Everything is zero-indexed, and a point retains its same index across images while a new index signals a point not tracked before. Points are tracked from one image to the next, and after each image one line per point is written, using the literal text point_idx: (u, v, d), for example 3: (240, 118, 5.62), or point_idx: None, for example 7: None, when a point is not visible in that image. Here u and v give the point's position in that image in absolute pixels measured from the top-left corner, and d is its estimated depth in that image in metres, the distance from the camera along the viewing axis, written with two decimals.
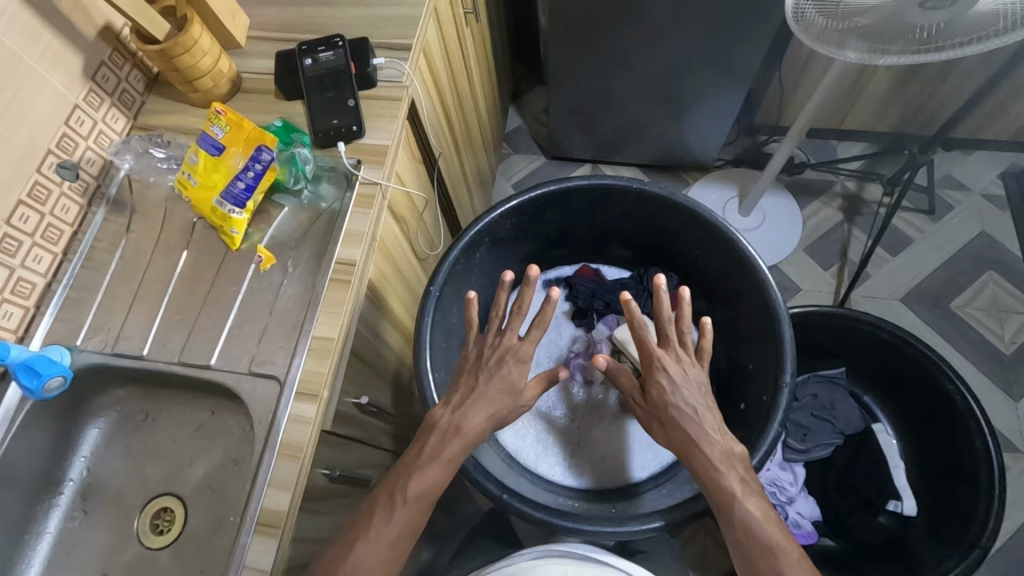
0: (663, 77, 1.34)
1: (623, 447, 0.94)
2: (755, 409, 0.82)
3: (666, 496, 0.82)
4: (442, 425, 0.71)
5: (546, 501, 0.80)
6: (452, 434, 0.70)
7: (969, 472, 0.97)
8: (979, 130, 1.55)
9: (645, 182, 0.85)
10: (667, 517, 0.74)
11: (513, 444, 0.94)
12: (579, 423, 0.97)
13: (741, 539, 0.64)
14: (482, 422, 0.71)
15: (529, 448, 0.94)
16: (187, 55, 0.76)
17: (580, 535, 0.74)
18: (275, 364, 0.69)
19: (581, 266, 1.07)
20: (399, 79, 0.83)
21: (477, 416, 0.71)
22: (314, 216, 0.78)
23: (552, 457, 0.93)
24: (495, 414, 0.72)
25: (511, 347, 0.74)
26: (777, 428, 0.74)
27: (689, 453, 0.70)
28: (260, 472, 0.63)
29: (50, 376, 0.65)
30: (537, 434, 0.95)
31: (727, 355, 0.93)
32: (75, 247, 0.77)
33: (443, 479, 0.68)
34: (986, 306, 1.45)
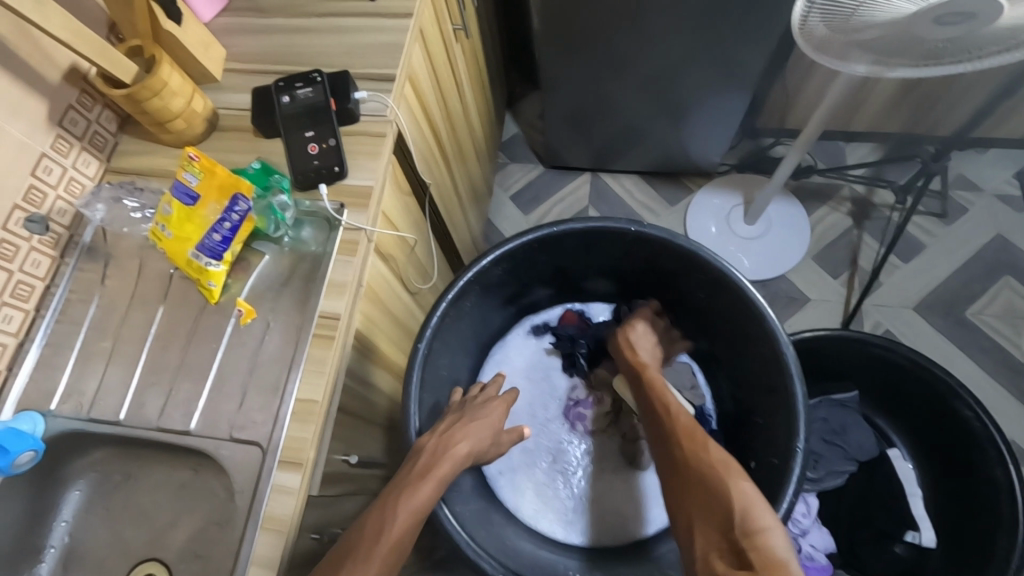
0: (662, 85, 1.29)
1: (627, 503, 0.92)
2: (765, 472, 0.78)
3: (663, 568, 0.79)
4: (429, 448, 0.71)
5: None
6: (407, 496, 0.64)
7: (990, 502, 0.92)
8: (994, 129, 1.49)
9: (643, 223, 0.81)
10: None
11: (512, 500, 0.92)
12: (582, 475, 0.94)
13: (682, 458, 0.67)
14: (432, 491, 0.66)
15: (525, 501, 0.92)
16: (156, 98, 0.72)
17: None
18: (256, 429, 0.65)
19: (564, 311, 1.03)
20: (382, 113, 0.78)
21: (437, 472, 0.68)
22: (297, 261, 0.74)
23: (553, 513, 0.91)
24: (475, 448, 0.75)
25: (491, 398, 0.83)
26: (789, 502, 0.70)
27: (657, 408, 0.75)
28: (242, 549, 0.60)
29: (20, 453, 0.63)
30: (535, 487, 0.93)
31: (734, 399, 0.91)
32: (47, 303, 0.74)
33: (395, 554, 0.60)
34: (1002, 313, 1.40)
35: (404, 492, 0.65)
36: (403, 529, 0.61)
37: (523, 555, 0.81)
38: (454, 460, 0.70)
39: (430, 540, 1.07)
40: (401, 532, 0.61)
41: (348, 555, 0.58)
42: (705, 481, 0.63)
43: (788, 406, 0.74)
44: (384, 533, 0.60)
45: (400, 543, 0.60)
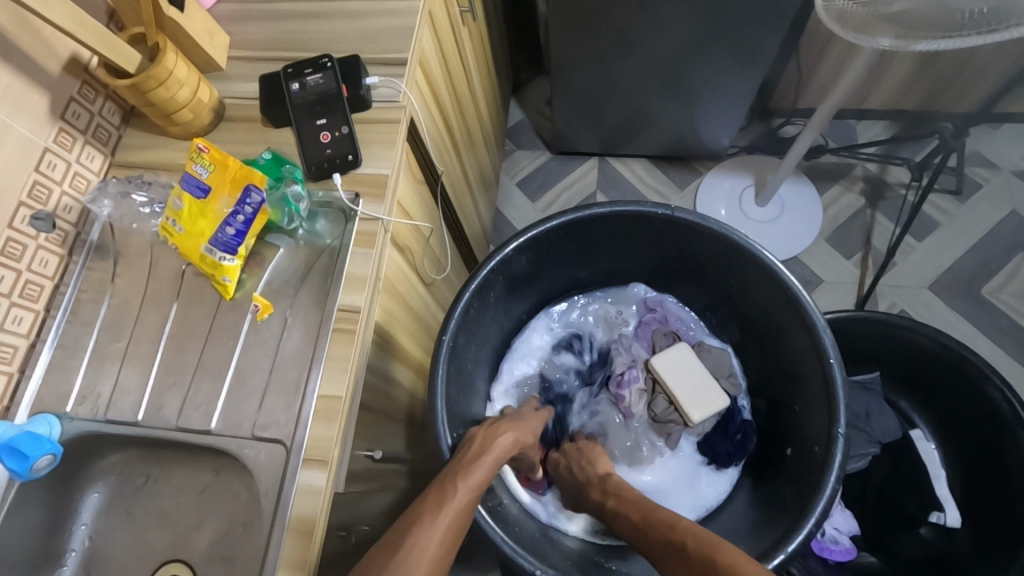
0: (673, 66, 1.26)
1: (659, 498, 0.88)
2: (806, 461, 0.77)
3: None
4: (480, 438, 0.73)
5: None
6: (466, 471, 0.66)
7: (1018, 485, 0.92)
8: (1009, 104, 1.46)
9: (672, 208, 0.79)
10: None
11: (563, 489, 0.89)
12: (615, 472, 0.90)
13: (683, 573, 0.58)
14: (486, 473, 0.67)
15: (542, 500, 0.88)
16: (162, 88, 0.69)
17: None
18: (279, 428, 0.64)
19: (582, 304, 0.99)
20: (395, 99, 0.75)
21: (493, 456, 0.70)
22: (313, 255, 0.72)
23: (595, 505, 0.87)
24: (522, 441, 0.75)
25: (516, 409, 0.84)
26: (831, 491, 0.69)
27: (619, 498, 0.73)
28: (269, 551, 0.58)
29: (38, 457, 0.61)
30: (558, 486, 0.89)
31: (766, 392, 0.89)
32: (57, 303, 0.72)
33: (458, 526, 0.62)
34: (1018, 291, 1.38)
35: (464, 469, 0.67)
36: (463, 503, 0.63)
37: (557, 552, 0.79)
38: (504, 448, 0.72)
39: None
40: (460, 509, 0.62)
41: (412, 529, 0.59)
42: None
43: (828, 393, 0.73)
44: (444, 511, 0.61)
45: (460, 519, 0.62)
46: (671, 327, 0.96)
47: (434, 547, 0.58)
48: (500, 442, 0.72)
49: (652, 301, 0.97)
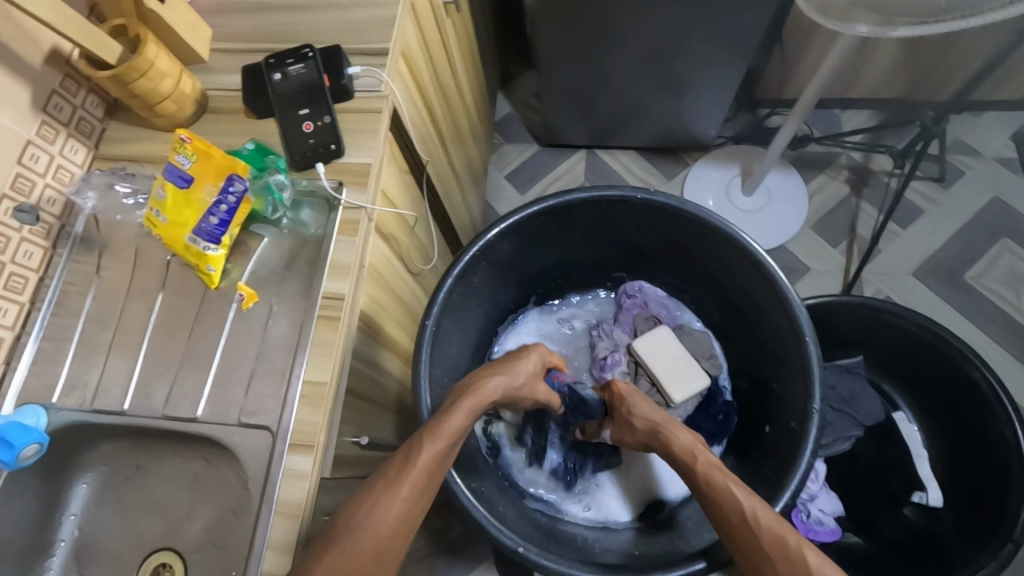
0: (657, 57, 1.26)
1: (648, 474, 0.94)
2: (784, 437, 0.78)
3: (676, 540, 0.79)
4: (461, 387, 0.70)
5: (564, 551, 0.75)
6: (439, 423, 0.65)
7: (999, 462, 0.93)
8: (991, 92, 1.47)
9: (651, 191, 0.80)
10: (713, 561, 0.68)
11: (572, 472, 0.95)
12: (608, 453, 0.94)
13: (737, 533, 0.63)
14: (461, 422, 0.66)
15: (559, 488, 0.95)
16: (144, 79, 0.70)
17: None
18: (266, 414, 0.64)
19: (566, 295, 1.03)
20: (377, 89, 0.76)
21: (467, 406, 0.67)
22: (298, 244, 0.73)
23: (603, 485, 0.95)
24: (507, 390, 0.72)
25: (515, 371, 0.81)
26: (807, 462, 0.70)
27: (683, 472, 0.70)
28: (257, 534, 0.59)
29: (25, 446, 0.62)
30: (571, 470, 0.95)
31: (748, 374, 0.90)
32: (43, 295, 0.72)
33: (424, 482, 0.61)
34: (1002, 276, 1.40)
35: (437, 421, 0.65)
36: (431, 458, 0.62)
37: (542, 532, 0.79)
38: (485, 398, 0.69)
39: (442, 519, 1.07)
40: (427, 465, 0.62)
41: (378, 486, 0.59)
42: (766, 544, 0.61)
43: (804, 369, 0.74)
44: (410, 468, 0.61)
45: (427, 475, 0.61)
46: (651, 311, 0.97)
47: (398, 507, 0.58)
48: (477, 393, 0.69)
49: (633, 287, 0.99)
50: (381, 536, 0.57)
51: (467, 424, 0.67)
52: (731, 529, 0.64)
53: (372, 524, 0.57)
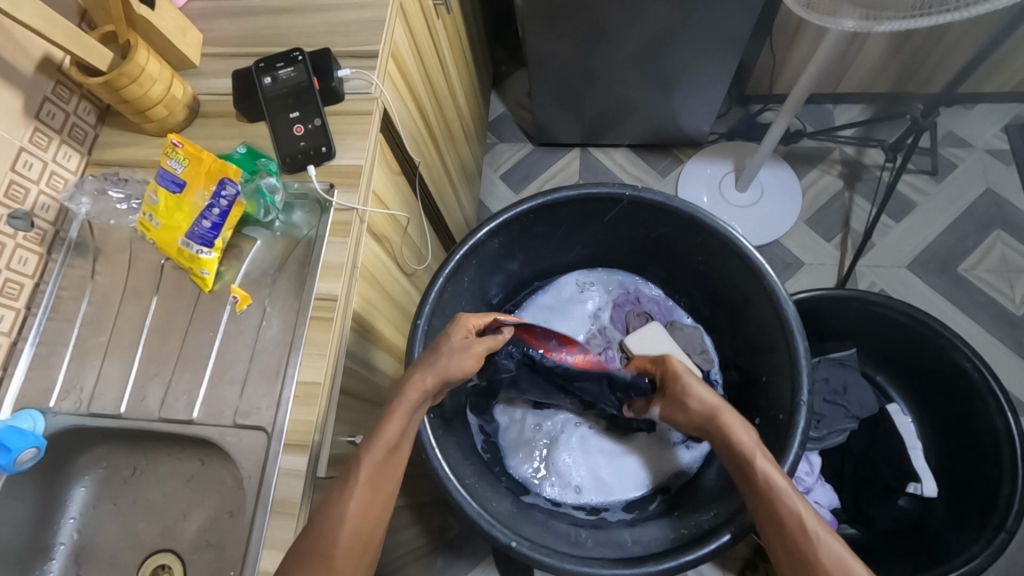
0: (649, 55, 1.27)
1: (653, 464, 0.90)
2: (771, 427, 0.78)
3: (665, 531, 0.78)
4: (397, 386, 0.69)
5: (557, 544, 0.74)
6: (376, 431, 0.64)
7: (990, 452, 0.94)
8: (980, 84, 1.48)
9: (638, 188, 0.81)
10: (736, 531, 0.68)
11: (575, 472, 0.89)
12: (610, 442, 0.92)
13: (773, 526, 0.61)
14: (401, 421, 0.65)
15: (577, 484, 0.88)
16: (135, 84, 0.70)
17: None
18: (260, 415, 0.65)
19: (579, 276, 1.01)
20: (367, 91, 0.76)
21: (402, 407, 0.66)
22: (290, 246, 0.74)
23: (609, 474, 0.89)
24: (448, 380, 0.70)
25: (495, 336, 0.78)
26: (796, 448, 0.71)
27: (740, 466, 0.66)
28: (253, 533, 0.60)
29: (22, 450, 0.62)
30: (579, 460, 0.90)
31: (737, 366, 0.91)
32: (38, 300, 0.72)
33: (372, 498, 0.60)
34: (994, 267, 1.40)
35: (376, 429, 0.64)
36: (372, 469, 0.61)
37: (533, 524, 0.78)
38: (420, 391, 0.67)
39: (440, 518, 1.08)
40: (369, 478, 0.61)
41: (322, 512, 0.58)
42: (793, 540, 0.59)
43: (791, 361, 0.75)
44: (352, 486, 0.59)
45: (373, 485, 0.60)
46: (643, 307, 0.97)
47: (350, 524, 0.58)
48: (408, 389, 0.67)
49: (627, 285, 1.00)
50: (335, 561, 0.56)
51: (405, 429, 0.66)
52: (788, 535, 0.60)
53: (322, 550, 0.55)
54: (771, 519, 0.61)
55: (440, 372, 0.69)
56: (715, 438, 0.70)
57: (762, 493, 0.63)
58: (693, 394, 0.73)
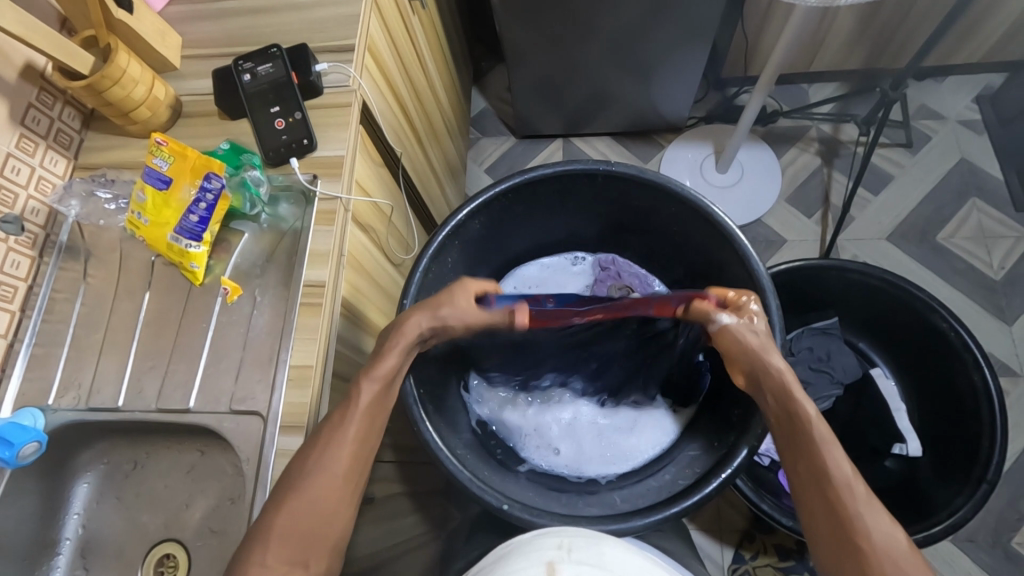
0: (623, 44, 1.29)
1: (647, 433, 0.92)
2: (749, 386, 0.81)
3: (652, 491, 0.81)
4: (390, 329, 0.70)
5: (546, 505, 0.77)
6: (372, 364, 0.66)
7: (971, 406, 0.97)
8: (950, 56, 1.49)
9: (610, 163, 0.84)
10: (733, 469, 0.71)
11: (574, 447, 0.91)
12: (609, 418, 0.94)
13: (814, 485, 0.59)
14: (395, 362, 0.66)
15: (554, 441, 0.92)
16: (118, 86, 0.72)
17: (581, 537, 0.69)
18: (255, 401, 0.67)
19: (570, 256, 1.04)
20: (345, 84, 0.78)
21: (399, 347, 0.68)
22: (277, 238, 0.76)
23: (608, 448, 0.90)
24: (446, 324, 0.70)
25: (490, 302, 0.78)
26: None
27: (794, 432, 0.63)
28: (255, 513, 0.62)
29: (24, 444, 0.64)
30: (557, 422, 0.94)
31: None
32: (32, 303, 0.74)
33: (367, 428, 0.63)
34: (971, 234, 1.41)
35: (370, 363, 0.66)
36: (369, 401, 0.63)
37: (527, 491, 0.81)
38: (414, 335, 0.68)
39: (441, 505, 1.09)
40: (367, 407, 0.63)
41: (323, 436, 0.60)
42: (834, 500, 0.58)
43: None
44: (352, 414, 0.62)
45: (370, 415, 0.63)
46: (625, 282, 0.99)
47: (346, 451, 0.60)
48: (405, 330, 0.68)
49: (606, 260, 1.02)
50: (334, 481, 0.59)
51: (400, 364, 0.67)
52: (832, 500, 0.58)
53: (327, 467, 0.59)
54: (816, 491, 0.59)
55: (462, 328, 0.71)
56: (767, 399, 0.66)
57: (809, 452, 0.61)
58: (755, 323, 0.69)
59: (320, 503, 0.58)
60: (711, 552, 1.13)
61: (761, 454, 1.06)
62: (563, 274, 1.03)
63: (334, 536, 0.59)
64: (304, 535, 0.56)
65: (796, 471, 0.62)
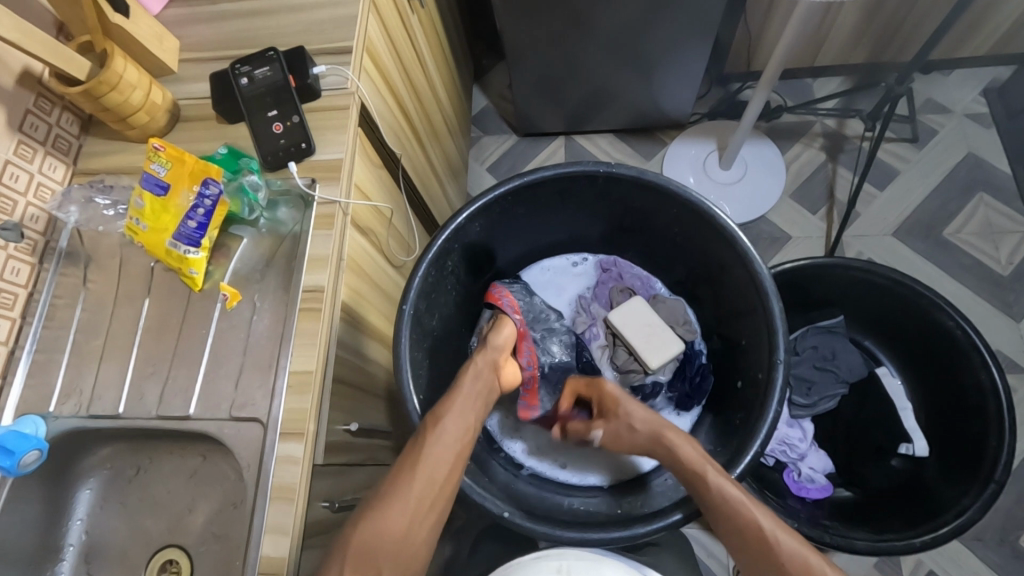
0: (624, 41, 1.28)
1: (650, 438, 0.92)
2: (752, 389, 0.81)
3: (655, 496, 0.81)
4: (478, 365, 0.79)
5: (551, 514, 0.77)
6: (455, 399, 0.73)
7: (978, 406, 0.96)
8: (956, 49, 1.47)
9: (611, 164, 0.83)
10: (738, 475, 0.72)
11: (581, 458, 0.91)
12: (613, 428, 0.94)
13: (737, 536, 0.67)
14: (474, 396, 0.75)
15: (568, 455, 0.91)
16: (115, 92, 0.72)
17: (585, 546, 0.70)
18: (255, 407, 0.67)
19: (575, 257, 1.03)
20: (343, 86, 0.78)
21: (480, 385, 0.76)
22: (277, 242, 0.76)
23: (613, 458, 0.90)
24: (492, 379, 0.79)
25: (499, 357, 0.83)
26: (777, 407, 0.74)
27: (705, 488, 0.69)
28: (255, 519, 0.62)
29: (25, 452, 0.64)
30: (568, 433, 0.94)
31: (719, 334, 0.93)
32: (33, 309, 0.74)
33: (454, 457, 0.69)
34: (979, 230, 1.39)
35: (454, 398, 0.74)
36: (450, 432, 0.70)
37: (529, 500, 0.81)
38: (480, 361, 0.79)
39: (445, 506, 1.09)
40: (451, 438, 0.70)
41: (407, 462, 0.67)
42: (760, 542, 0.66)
43: (767, 322, 0.77)
44: (434, 442, 0.68)
45: (453, 445, 0.69)
46: (626, 284, 1.00)
47: (426, 476, 0.66)
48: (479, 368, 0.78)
49: (608, 261, 1.02)
50: (416, 503, 0.65)
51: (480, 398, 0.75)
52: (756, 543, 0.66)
53: (407, 482, 0.66)
54: (740, 536, 0.67)
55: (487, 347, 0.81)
56: (663, 458, 0.76)
57: (722, 506, 0.68)
58: (629, 419, 0.79)
59: (395, 520, 0.63)
60: (715, 550, 1.12)
61: (767, 453, 1.05)
62: (567, 276, 1.04)
63: (408, 553, 0.63)
64: (374, 554, 0.61)
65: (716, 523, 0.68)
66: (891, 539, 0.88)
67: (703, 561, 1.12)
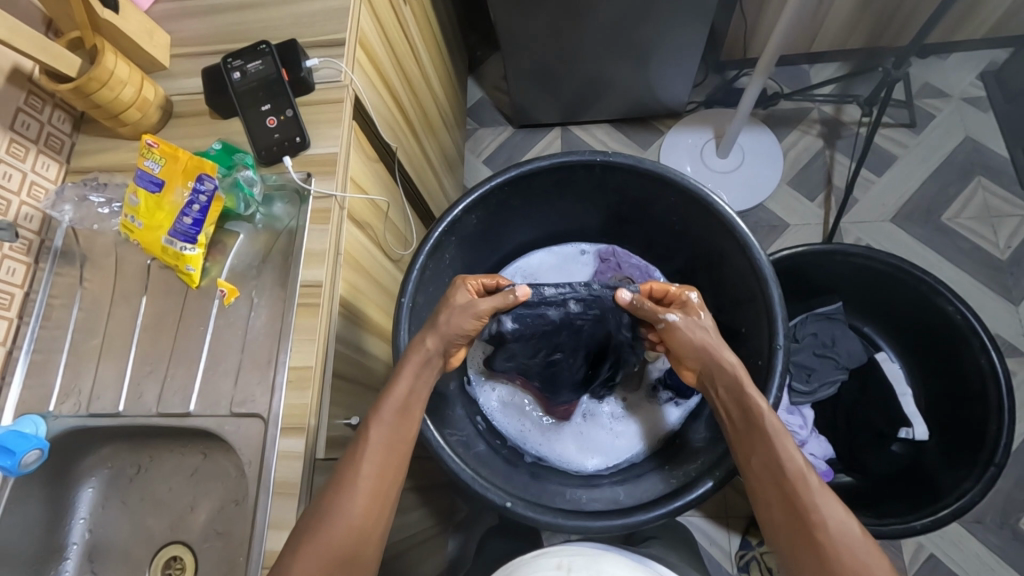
0: (618, 30, 1.27)
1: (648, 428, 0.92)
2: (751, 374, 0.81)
3: (654, 484, 0.81)
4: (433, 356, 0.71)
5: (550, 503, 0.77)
6: (385, 397, 0.68)
7: (978, 390, 0.96)
8: (954, 33, 1.46)
9: (608, 153, 0.82)
10: (729, 467, 0.71)
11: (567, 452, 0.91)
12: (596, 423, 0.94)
13: (795, 529, 0.60)
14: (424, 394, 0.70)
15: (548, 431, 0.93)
16: (105, 89, 0.71)
17: (587, 534, 0.70)
18: (255, 403, 0.66)
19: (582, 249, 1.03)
20: (337, 79, 0.77)
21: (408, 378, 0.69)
22: (272, 238, 0.75)
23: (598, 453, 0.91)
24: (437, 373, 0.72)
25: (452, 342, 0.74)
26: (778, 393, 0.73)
27: (774, 474, 0.63)
28: (258, 515, 0.62)
29: (25, 452, 0.64)
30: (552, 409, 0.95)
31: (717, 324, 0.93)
32: (29, 310, 0.74)
33: (382, 476, 0.64)
34: (976, 214, 1.39)
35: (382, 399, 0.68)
36: (380, 441, 0.65)
37: (529, 487, 0.82)
38: (424, 353, 0.71)
39: (447, 499, 1.09)
40: (381, 444, 0.65)
41: (338, 475, 0.62)
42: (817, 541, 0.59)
43: (766, 310, 0.77)
44: (364, 451, 0.64)
45: (385, 452, 0.65)
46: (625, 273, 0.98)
47: (362, 491, 0.61)
48: (414, 352, 0.71)
49: (608, 251, 1.01)
50: (354, 520, 0.60)
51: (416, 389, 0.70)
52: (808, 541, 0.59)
53: (353, 503, 0.60)
54: (794, 528, 0.60)
55: (443, 335, 0.72)
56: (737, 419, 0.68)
57: (786, 490, 0.61)
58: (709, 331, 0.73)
59: (336, 538, 0.58)
60: (718, 538, 1.13)
61: None
62: (572, 264, 1.02)
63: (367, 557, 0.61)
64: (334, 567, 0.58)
65: (779, 513, 0.62)
66: (890, 524, 0.89)
67: (706, 549, 1.13)
